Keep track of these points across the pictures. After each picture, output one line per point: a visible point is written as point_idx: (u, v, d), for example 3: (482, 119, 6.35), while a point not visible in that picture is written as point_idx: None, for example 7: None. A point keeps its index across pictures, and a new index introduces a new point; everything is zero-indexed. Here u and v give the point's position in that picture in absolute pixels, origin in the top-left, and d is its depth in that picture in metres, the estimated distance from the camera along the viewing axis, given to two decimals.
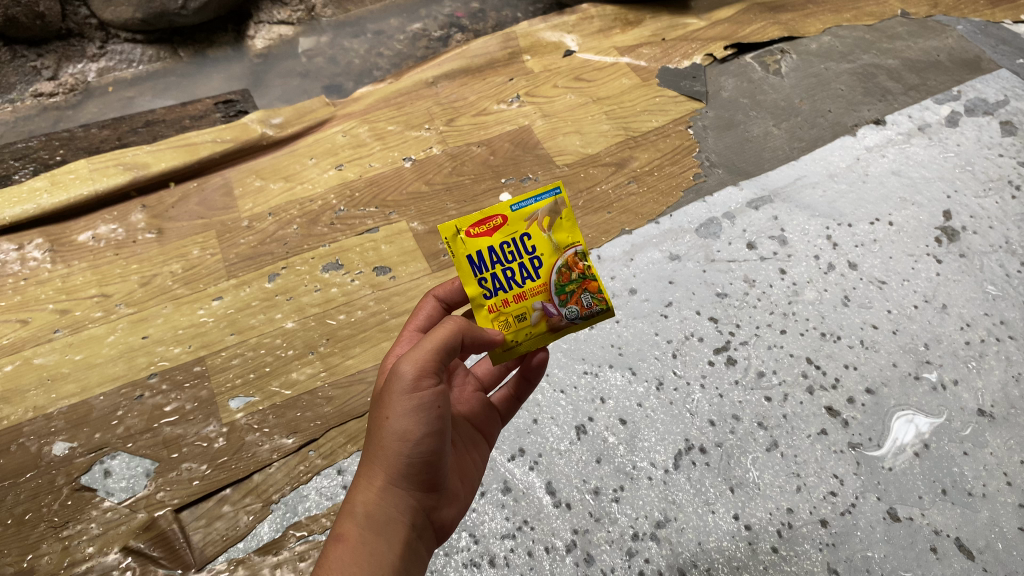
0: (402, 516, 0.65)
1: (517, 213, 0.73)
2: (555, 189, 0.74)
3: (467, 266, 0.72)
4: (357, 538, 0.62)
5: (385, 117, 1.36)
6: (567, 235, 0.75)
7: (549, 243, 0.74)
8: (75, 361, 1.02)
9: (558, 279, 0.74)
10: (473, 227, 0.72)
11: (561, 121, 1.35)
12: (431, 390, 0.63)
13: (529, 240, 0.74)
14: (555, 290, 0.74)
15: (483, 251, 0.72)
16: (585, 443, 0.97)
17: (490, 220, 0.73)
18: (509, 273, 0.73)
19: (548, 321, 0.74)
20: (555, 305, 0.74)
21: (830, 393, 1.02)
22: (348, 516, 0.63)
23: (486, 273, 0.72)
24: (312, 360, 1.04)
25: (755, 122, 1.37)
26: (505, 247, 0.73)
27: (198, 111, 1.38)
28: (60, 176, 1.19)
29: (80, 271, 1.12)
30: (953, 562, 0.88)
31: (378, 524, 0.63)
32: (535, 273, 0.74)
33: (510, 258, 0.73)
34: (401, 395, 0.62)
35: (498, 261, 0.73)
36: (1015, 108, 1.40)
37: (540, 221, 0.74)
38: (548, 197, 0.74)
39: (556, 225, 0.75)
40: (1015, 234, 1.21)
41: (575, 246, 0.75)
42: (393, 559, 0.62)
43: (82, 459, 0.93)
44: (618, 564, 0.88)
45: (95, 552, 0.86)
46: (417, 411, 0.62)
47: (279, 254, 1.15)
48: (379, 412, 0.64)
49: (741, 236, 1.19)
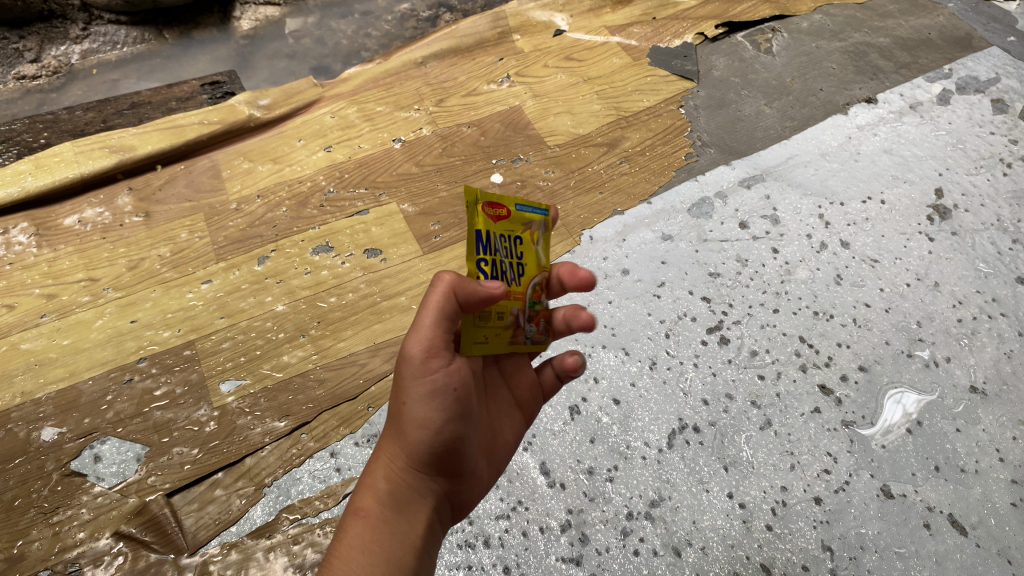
0: (424, 498, 0.67)
1: (513, 215, 0.69)
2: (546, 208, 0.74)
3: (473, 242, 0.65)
4: (376, 516, 0.65)
5: (374, 98, 1.34)
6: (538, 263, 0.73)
7: (534, 257, 0.73)
8: (63, 345, 1.01)
9: (533, 295, 0.73)
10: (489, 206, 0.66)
11: (551, 101, 1.35)
12: (442, 369, 0.64)
13: (520, 245, 0.70)
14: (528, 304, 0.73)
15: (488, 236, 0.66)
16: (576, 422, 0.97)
17: (502, 208, 0.67)
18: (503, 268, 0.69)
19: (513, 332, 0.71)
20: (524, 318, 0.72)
21: (823, 371, 1.02)
22: (369, 493, 0.66)
23: (488, 257, 0.67)
24: (304, 343, 1.03)
25: (747, 101, 1.36)
26: (502, 242, 0.68)
27: (184, 93, 1.37)
28: (44, 159, 1.18)
29: (67, 255, 1.11)
30: (945, 537, 0.89)
31: (399, 503, 0.65)
32: (518, 281, 0.71)
33: (504, 255, 0.69)
34: (414, 378, 0.64)
35: (496, 250, 0.68)
36: (1006, 86, 1.40)
37: (533, 232, 0.72)
38: (541, 212, 0.73)
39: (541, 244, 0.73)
40: (1007, 212, 1.21)
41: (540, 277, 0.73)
42: (415, 538, 0.65)
43: (71, 444, 0.92)
44: (613, 543, 0.88)
45: (87, 538, 0.85)
46: (431, 396, 0.63)
47: (268, 237, 1.14)
48: (400, 393, 0.66)
49: (734, 215, 1.19)
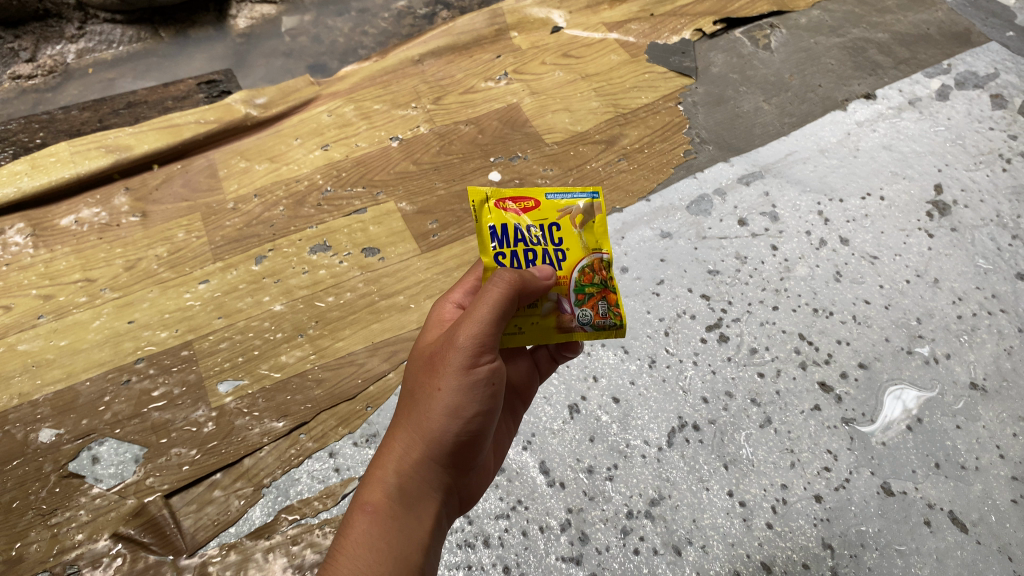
0: (432, 493, 0.66)
1: (544, 204, 0.72)
2: (595, 191, 0.74)
3: (489, 235, 0.70)
4: (388, 510, 0.63)
5: (371, 96, 1.34)
6: (594, 240, 0.73)
7: (578, 241, 0.72)
8: (60, 346, 1.00)
9: (579, 278, 0.71)
10: (509, 201, 0.71)
11: (549, 99, 1.34)
12: (486, 366, 0.65)
13: (557, 232, 0.72)
14: (580, 287, 0.71)
15: (508, 227, 0.70)
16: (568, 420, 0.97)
17: (525, 200, 0.72)
18: (530, 255, 0.71)
19: (559, 317, 0.71)
20: (570, 303, 0.71)
21: (823, 368, 1.02)
22: (379, 485, 0.64)
23: (507, 249, 0.70)
24: (302, 343, 1.02)
25: (745, 98, 1.35)
26: (532, 231, 0.71)
27: (181, 92, 1.36)
28: (41, 160, 1.18)
29: (63, 256, 1.10)
30: (946, 534, 0.89)
31: (408, 498, 0.64)
32: (557, 265, 0.71)
33: (534, 243, 0.71)
34: (456, 370, 0.63)
35: (522, 240, 0.71)
36: (1005, 81, 1.39)
37: (573, 215, 0.73)
38: (586, 196, 0.73)
39: (587, 226, 0.73)
40: (1007, 207, 1.21)
41: (601, 253, 0.73)
42: (422, 535, 0.64)
43: (69, 446, 0.92)
44: (613, 542, 0.88)
45: (85, 539, 0.85)
46: (468, 389, 0.64)
47: (265, 237, 1.13)
48: (429, 382, 0.65)
49: (732, 213, 1.18)
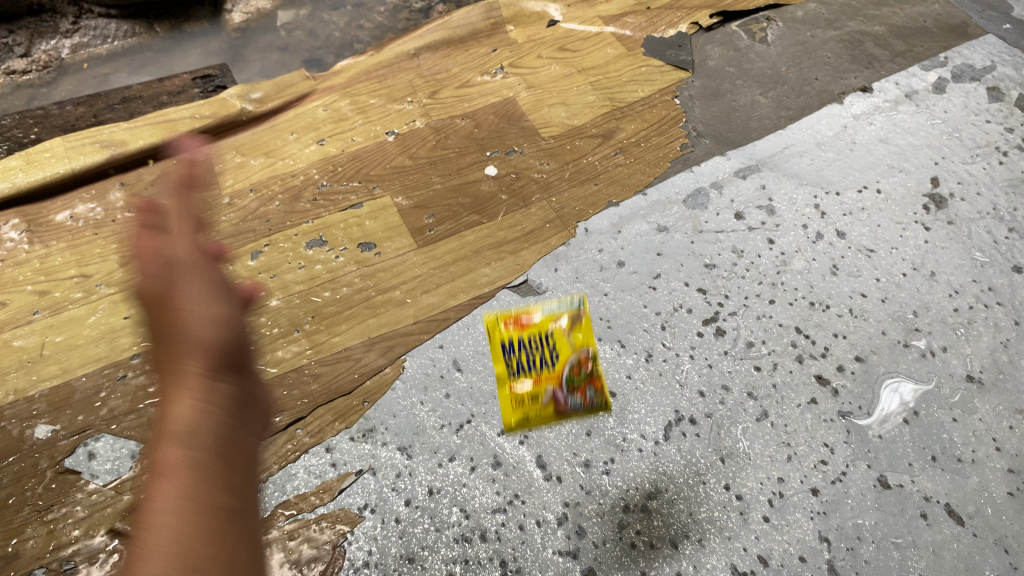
0: (237, 441, 0.57)
1: (542, 314, 1.03)
2: (580, 302, 1.04)
3: (500, 351, 1.00)
4: (183, 468, 0.50)
5: (367, 90, 1.33)
6: (582, 341, 1.01)
7: (568, 342, 1.01)
8: (55, 343, 1.00)
9: (570, 372, 0.98)
10: (512, 323, 1.02)
11: (545, 92, 1.34)
12: (221, 320, 0.64)
13: (552, 339, 1.01)
14: (570, 380, 0.98)
15: (513, 342, 1.01)
16: (529, 418, 0.96)
17: (526, 318, 1.02)
18: (532, 360, 0.99)
19: (556, 405, 0.97)
20: (563, 394, 0.97)
21: (819, 362, 1.02)
22: (174, 440, 0.52)
23: (513, 358, 1.00)
24: (298, 338, 1.02)
25: (742, 91, 1.35)
26: (532, 340, 1.00)
27: (175, 87, 1.36)
28: (35, 155, 1.17)
29: (59, 251, 1.10)
30: (943, 527, 0.89)
31: (210, 458, 0.52)
32: (552, 365, 0.99)
33: (535, 347, 1.00)
34: (189, 313, 0.62)
35: (525, 346, 1.00)
36: (1002, 74, 1.39)
37: (566, 322, 1.02)
38: (572, 307, 1.04)
39: (577, 328, 1.02)
40: (1003, 200, 1.21)
41: (588, 351, 1.01)
42: (237, 489, 0.52)
43: (65, 442, 0.92)
44: (610, 536, 0.88)
45: (81, 535, 0.85)
46: (201, 328, 0.62)
47: (261, 232, 1.13)
48: (162, 323, 0.61)
49: (729, 206, 1.18)
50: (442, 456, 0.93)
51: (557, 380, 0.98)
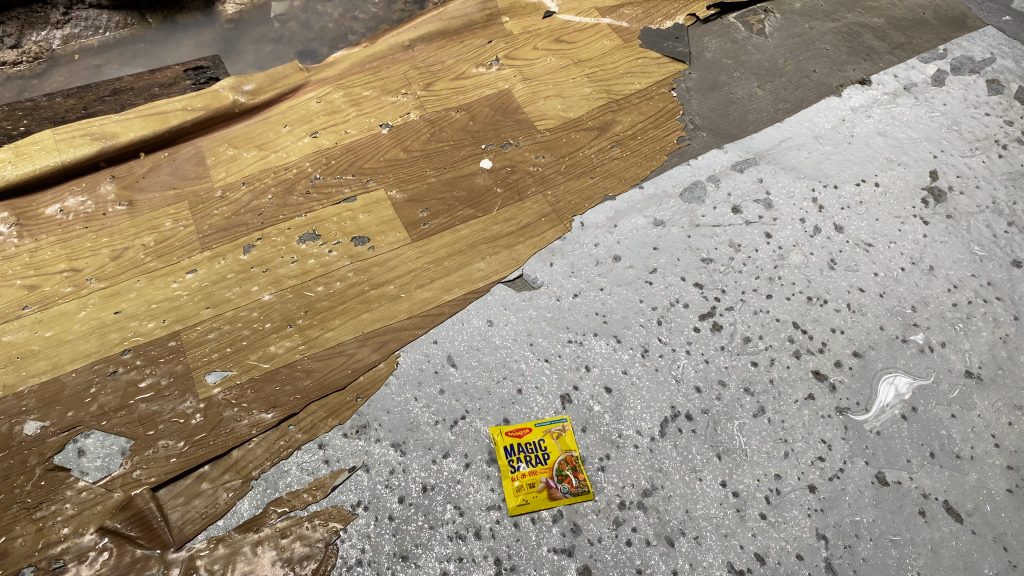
0: None
1: (533, 430, 0.94)
2: (563, 418, 0.95)
3: (499, 455, 0.92)
4: None
5: (361, 82, 1.32)
6: (568, 447, 0.93)
7: (557, 452, 0.92)
8: (45, 338, 0.99)
9: (559, 466, 0.91)
10: (509, 432, 0.94)
11: (541, 84, 1.32)
12: None
13: (544, 448, 0.92)
14: (557, 471, 0.90)
15: (509, 448, 0.92)
16: (526, 503, 0.88)
17: (520, 431, 0.94)
18: (525, 459, 0.91)
19: (547, 491, 0.89)
20: (554, 481, 0.90)
21: (817, 357, 1.01)
22: None
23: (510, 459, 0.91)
24: (291, 333, 1.01)
25: (740, 83, 1.34)
26: (526, 451, 0.92)
27: (167, 79, 1.34)
28: (25, 147, 1.16)
29: (49, 246, 1.09)
30: (941, 524, 0.88)
31: None
32: (542, 460, 0.91)
33: (529, 453, 0.92)
34: None
35: (520, 452, 0.92)
36: (1001, 66, 1.38)
37: (556, 439, 0.93)
38: (560, 421, 0.95)
39: (566, 448, 0.92)
40: (1002, 194, 1.20)
41: (574, 459, 0.92)
42: None
43: (54, 438, 0.91)
44: (605, 533, 0.87)
45: (71, 533, 0.84)
46: None
47: (253, 225, 1.12)
48: None
49: (726, 200, 1.17)
50: (435, 452, 0.92)
51: (549, 469, 0.90)
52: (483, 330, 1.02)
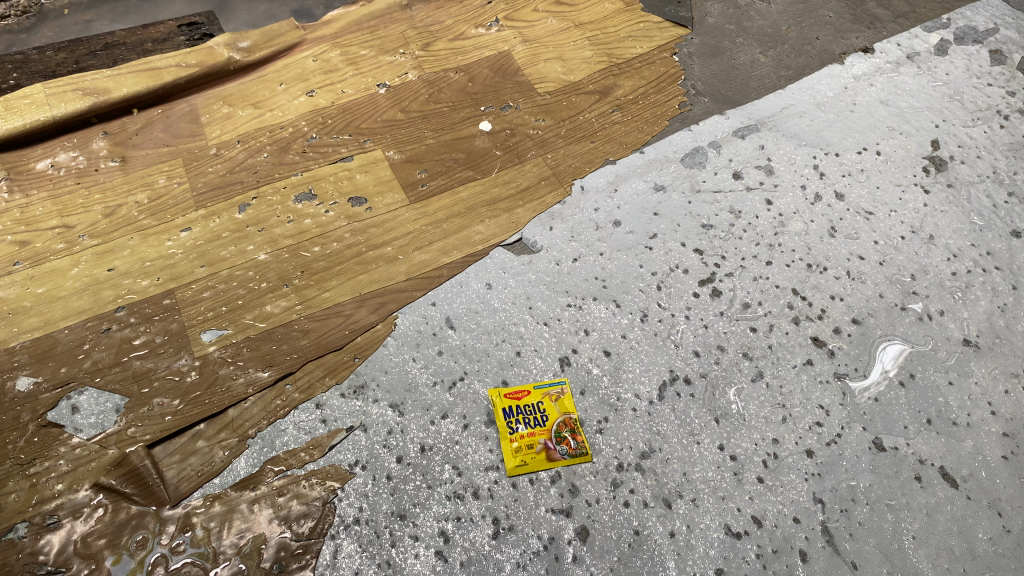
0: None
1: (532, 392, 0.94)
2: (562, 380, 0.95)
3: (498, 417, 0.91)
4: None
5: (358, 41, 1.30)
6: (567, 409, 0.92)
7: (555, 415, 0.92)
8: (37, 294, 0.98)
9: (557, 428, 0.91)
10: (507, 394, 0.93)
11: (541, 47, 1.31)
12: None
13: (543, 410, 0.92)
14: (555, 433, 0.90)
15: (509, 411, 0.92)
16: (524, 464, 0.88)
17: (519, 393, 0.93)
18: (524, 421, 0.91)
19: (545, 453, 0.89)
20: (552, 443, 0.90)
21: (816, 324, 1.01)
22: None
23: (508, 422, 0.91)
24: (287, 293, 1.00)
25: (742, 49, 1.32)
26: (525, 413, 0.92)
27: (161, 34, 1.31)
28: (14, 101, 1.13)
29: (39, 201, 1.07)
30: (936, 490, 0.89)
31: None
32: (541, 422, 0.91)
33: (528, 416, 0.91)
34: None
35: (519, 414, 0.92)
36: (1005, 37, 1.37)
37: (555, 400, 0.93)
38: (559, 383, 0.94)
39: (565, 410, 0.92)
40: (1003, 164, 1.19)
41: (573, 421, 0.91)
42: None
43: (47, 395, 0.90)
44: (603, 494, 0.87)
45: (64, 489, 0.83)
46: None
47: (248, 184, 1.10)
48: None
49: (727, 166, 1.16)
50: (434, 413, 0.92)
51: (547, 432, 0.90)
52: (482, 293, 1.02)
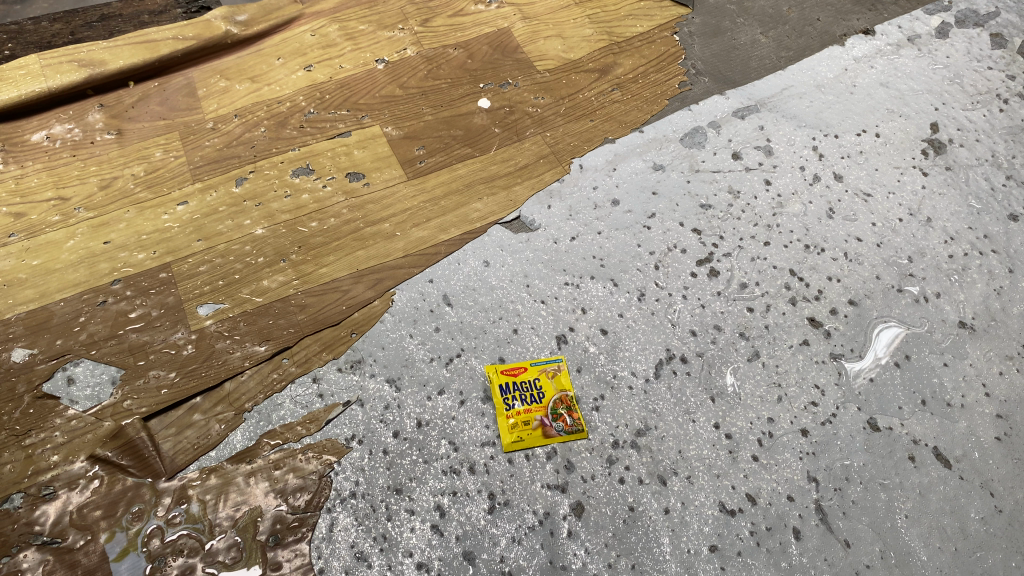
0: None
1: (528, 369, 0.94)
2: (558, 357, 0.95)
3: (494, 392, 0.92)
4: None
5: (357, 16, 1.29)
6: (563, 387, 0.92)
7: (552, 392, 0.92)
8: (32, 266, 0.97)
9: (553, 405, 0.91)
10: (504, 370, 0.93)
11: (541, 24, 1.30)
12: None
13: (539, 386, 0.92)
14: (552, 410, 0.90)
15: (505, 387, 0.92)
16: (521, 439, 0.88)
17: (515, 369, 0.93)
18: (520, 397, 0.91)
19: (541, 429, 0.89)
20: (548, 419, 0.90)
21: (813, 304, 1.01)
22: None
23: (505, 398, 0.91)
24: (284, 268, 0.99)
25: (743, 29, 1.32)
26: (522, 389, 0.92)
27: (157, 6, 1.30)
28: (9, 72, 1.12)
29: (35, 172, 1.06)
30: (930, 470, 0.89)
31: None
32: (537, 399, 0.91)
33: (525, 392, 0.92)
34: None
35: (516, 390, 0.92)
36: (1006, 21, 1.37)
37: (551, 377, 0.93)
38: (556, 360, 0.94)
39: (561, 387, 0.93)
40: (1002, 148, 1.19)
41: (568, 398, 0.92)
42: None
43: (43, 366, 0.90)
44: (599, 471, 0.87)
45: (60, 461, 0.83)
46: None
47: (246, 158, 1.10)
48: None
49: (726, 146, 1.16)
50: (430, 389, 0.92)
51: (543, 408, 0.90)
52: (480, 270, 1.01)
